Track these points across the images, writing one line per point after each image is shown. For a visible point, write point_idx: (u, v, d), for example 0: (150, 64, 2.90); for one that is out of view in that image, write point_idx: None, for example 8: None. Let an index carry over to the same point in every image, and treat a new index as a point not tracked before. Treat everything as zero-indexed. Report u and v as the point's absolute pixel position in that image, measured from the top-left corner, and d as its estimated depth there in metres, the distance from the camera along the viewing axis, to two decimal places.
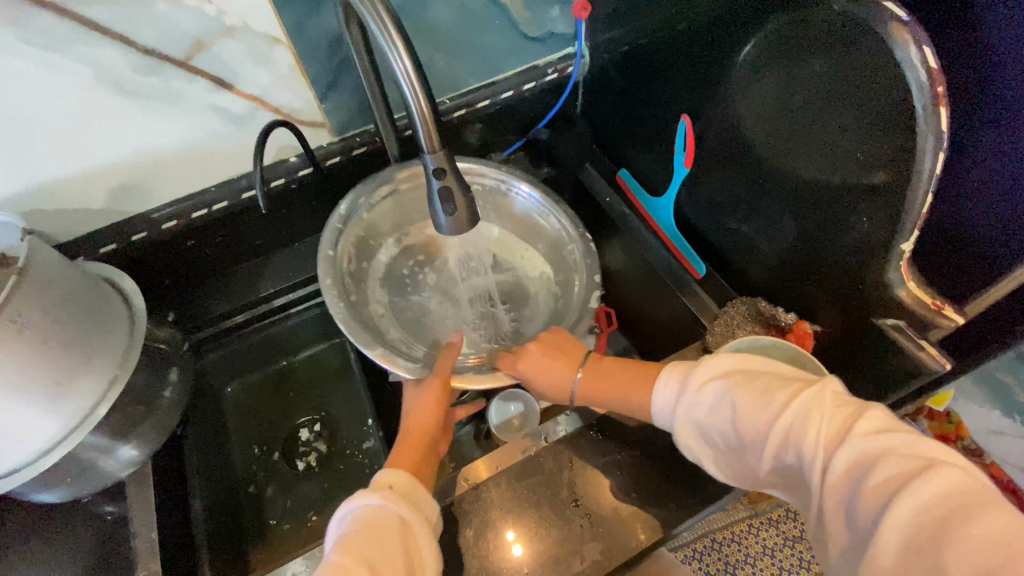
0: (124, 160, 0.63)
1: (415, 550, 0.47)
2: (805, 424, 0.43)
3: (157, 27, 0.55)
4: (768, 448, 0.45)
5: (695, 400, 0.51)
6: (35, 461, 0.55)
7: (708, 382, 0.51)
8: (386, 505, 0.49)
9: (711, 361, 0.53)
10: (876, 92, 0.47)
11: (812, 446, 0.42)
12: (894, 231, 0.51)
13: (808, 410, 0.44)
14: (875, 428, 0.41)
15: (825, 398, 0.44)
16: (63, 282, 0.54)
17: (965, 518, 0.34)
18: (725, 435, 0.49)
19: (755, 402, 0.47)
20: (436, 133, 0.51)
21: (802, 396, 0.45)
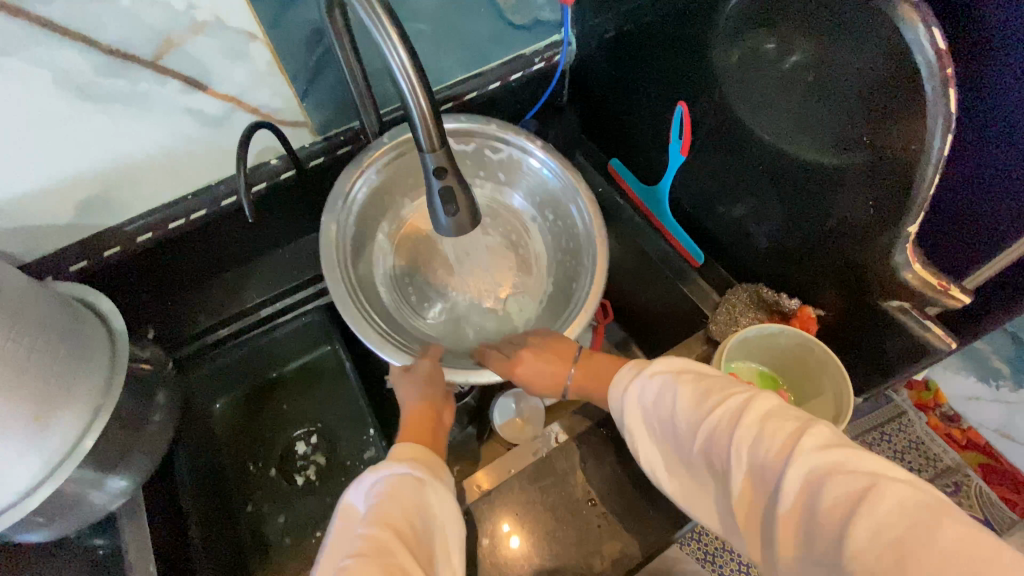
0: (91, 171, 0.59)
1: (432, 510, 0.46)
2: (748, 435, 0.41)
3: (121, 24, 0.51)
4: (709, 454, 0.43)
5: (645, 396, 0.50)
6: (17, 503, 0.51)
7: (656, 377, 0.50)
8: (409, 471, 0.48)
9: (658, 364, 0.51)
10: (883, 73, 0.47)
11: (757, 460, 0.40)
12: (901, 214, 0.51)
13: (751, 421, 0.41)
14: (820, 444, 0.38)
15: (765, 405, 0.42)
16: (34, 309, 0.50)
17: (927, 538, 0.31)
18: (670, 435, 0.47)
19: (697, 405, 0.45)
20: (436, 129, 0.48)
21: (740, 404, 0.43)
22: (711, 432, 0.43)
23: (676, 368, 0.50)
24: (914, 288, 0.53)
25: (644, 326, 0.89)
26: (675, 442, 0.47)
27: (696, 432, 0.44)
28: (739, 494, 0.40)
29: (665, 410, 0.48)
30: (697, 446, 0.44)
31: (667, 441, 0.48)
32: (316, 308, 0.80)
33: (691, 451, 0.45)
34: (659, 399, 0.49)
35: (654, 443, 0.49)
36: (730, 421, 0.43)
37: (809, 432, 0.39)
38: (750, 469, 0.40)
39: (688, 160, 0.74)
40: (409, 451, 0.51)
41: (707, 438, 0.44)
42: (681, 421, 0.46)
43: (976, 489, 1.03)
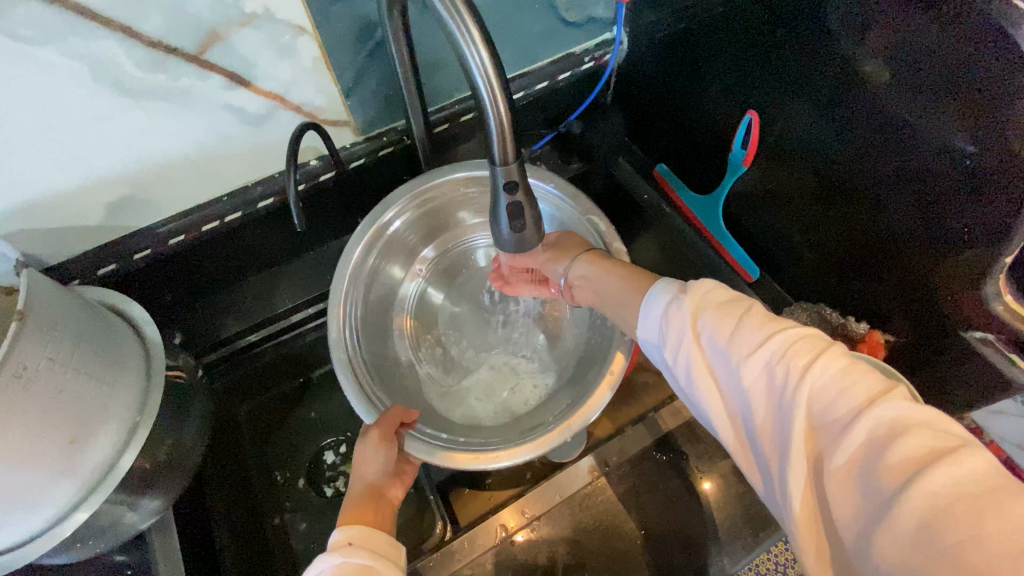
0: (125, 170, 0.55)
1: None
2: (814, 376, 0.36)
3: (165, 16, 0.47)
4: (762, 371, 0.39)
5: (698, 303, 0.45)
6: (48, 530, 0.48)
7: (713, 295, 0.45)
8: (348, 560, 0.44)
9: (702, 290, 0.46)
10: (993, 99, 0.42)
11: (823, 405, 0.35)
12: (997, 244, 0.48)
13: (832, 357, 0.37)
14: (907, 398, 0.34)
15: (840, 352, 0.37)
16: (69, 324, 0.47)
17: (1004, 501, 0.28)
18: (713, 345, 0.42)
19: (750, 334, 0.40)
20: (510, 140, 0.45)
21: (815, 338, 0.39)
22: (766, 365, 0.39)
23: (720, 297, 0.45)
24: (1002, 319, 0.50)
25: None
26: (714, 357, 0.42)
27: (751, 364, 0.39)
28: (793, 427, 0.36)
29: (705, 340, 0.43)
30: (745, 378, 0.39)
31: (704, 365, 0.43)
32: None
33: (732, 385, 0.40)
34: (702, 327, 0.43)
35: (682, 377, 0.44)
36: (794, 359, 0.37)
37: (887, 390, 0.35)
38: (814, 415, 0.35)
39: (750, 170, 0.70)
40: (350, 535, 0.47)
41: (761, 373, 0.39)
42: (730, 348, 0.41)
43: None
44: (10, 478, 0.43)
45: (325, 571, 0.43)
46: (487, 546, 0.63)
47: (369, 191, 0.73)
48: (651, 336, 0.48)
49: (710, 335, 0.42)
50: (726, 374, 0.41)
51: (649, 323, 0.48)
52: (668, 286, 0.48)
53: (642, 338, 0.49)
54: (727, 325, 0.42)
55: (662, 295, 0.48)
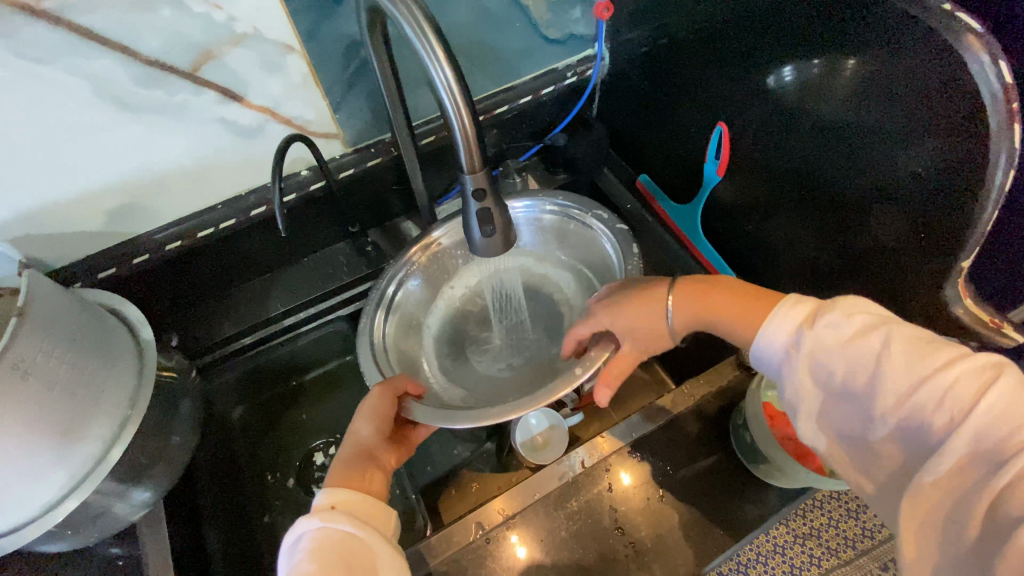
0: (124, 179, 0.58)
1: (367, 557, 0.46)
2: (983, 409, 0.38)
3: (162, 37, 0.50)
4: (912, 412, 0.40)
5: (831, 333, 0.45)
6: (42, 516, 0.52)
7: (851, 320, 0.45)
8: (327, 526, 0.46)
9: (832, 311, 0.46)
10: (940, 107, 0.45)
11: (983, 435, 0.37)
12: (953, 248, 0.49)
13: (993, 396, 0.38)
14: None
15: (1005, 388, 0.38)
16: (65, 321, 0.50)
17: None
18: (851, 382, 0.44)
19: (908, 362, 0.41)
20: (477, 149, 0.47)
21: (974, 372, 0.39)
22: (916, 406, 0.40)
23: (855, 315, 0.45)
24: (966, 325, 0.52)
25: None
26: (852, 393, 0.44)
27: (909, 392, 0.41)
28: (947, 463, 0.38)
29: (833, 377, 0.45)
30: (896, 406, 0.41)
31: (841, 401, 0.45)
32: (338, 317, 0.79)
33: (871, 410, 0.43)
34: (829, 362, 0.45)
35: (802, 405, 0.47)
36: (956, 392, 0.39)
37: None
38: (969, 445, 0.38)
39: (723, 180, 0.73)
40: (335, 498, 0.49)
41: (918, 403, 0.40)
42: (878, 376, 0.42)
43: None
44: (5, 464, 0.46)
45: (305, 534, 0.46)
46: (464, 543, 0.61)
47: (357, 200, 0.76)
48: (773, 354, 0.49)
49: (845, 360, 0.44)
50: (867, 411, 0.43)
51: (771, 352, 0.49)
52: (790, 308, 0.49)
53: (755, 354, 0.51)
54: (872, 352, 0.43)
55: (786, 316, 0.49)
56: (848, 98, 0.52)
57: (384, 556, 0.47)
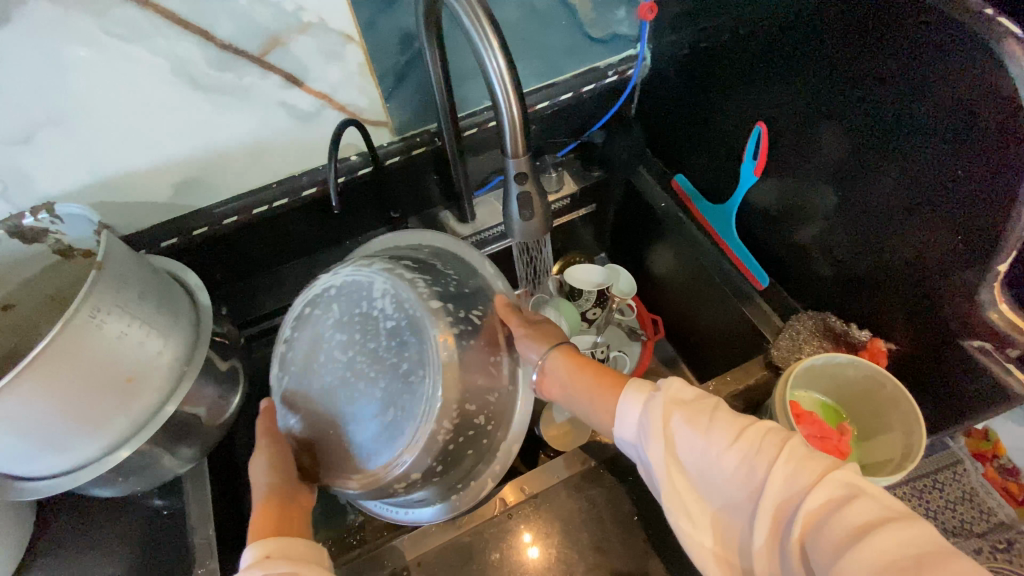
0: (191, 154, 0.63)
1: None
2: (780, 465, 0.43)
3: (236, 22, 0.55)
4: (739, 468, 0.44)
5: (673, 404, 0.49)
6: (102, 459, 0.56)
7: (679, 393, 0.50)
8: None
9: (665, 393, 0.50)
10: (982, 110, 0.46)
11: (782, 489, 0.42)
12: (992, 252, 0.49)
13: (789, 447, 0.43)
14: (847, 476, 0.41)
15: (798, 441, 0.44)
16: (137, 278, 0.55)
17: (934, 560, 0.35)
18: (694, 449, 0.47)
19: (727, 430, 0.46)
20: (522, 135, 0.50)
21: (774, 432, 0.45)
22: (740, 462, 0.44)
23: (684, 394, 0.50)
24: (998, 329, 0.51)
25: (695, 340, 0.91)
26: (696, 459, 0.47)
27: (728, 461, 0.45)
28: (769, 513, 0.42)
29: (680, 443, 0.47)
30: (718, 478, 0.45)
31: (689, 468, 0.47)
32: None
33: (713, 471, 0.46)
34: (674, 430, 0.48)
35: (657, 480, 0.48)
36: (760, 456, 0.44)
37: (834, 465, 0.42)
38: (774, 500, 0.42)
39: (760, 180, 0.73)
40: (266, 551, 0.48)
41: (735, 471, 0.44)
42: (709, 438, 0.46)
43: None
44: (74, 404, 0.50)
45: None
46: (486, 517, 0.63)
47: (400, 187, 0.80)
48: (626, 437, 0.51)
49: (681, 438, 0.47)
50: (710, 476, 0.46)
51: (630, 418, 0.51)
52: (636, 391, 0.52)
53: (618, 437, 0.52)
54: (698, 431, 0.47)
55: (631, 401, 0.51)
56: (885, 107, 0.54)
57: None
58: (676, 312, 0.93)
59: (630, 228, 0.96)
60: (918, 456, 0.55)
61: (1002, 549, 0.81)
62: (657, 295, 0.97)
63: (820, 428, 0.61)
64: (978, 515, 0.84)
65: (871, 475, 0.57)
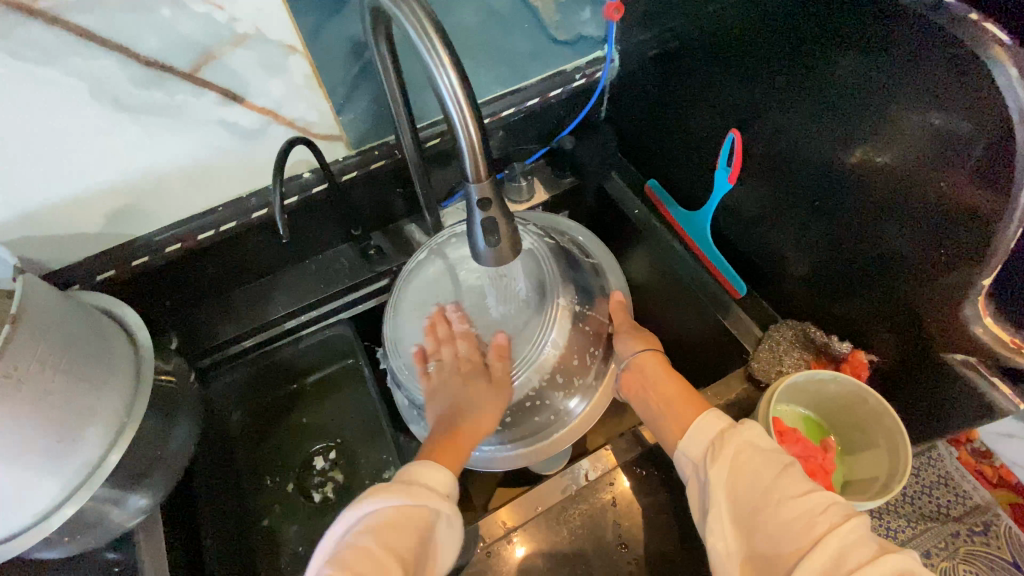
0: (125, 181, 0.58)
1: (435, 547, 0.49)
2: (837, 533, 0.41)
3: (161, 37, 0.49)
4: (791, 522, 0.43)
5: (749, 442, 0.49)
6: (38, 524, 0.51)
7: (759, 435, 0.49)
8: (419, 506, 0.49)
9: (745, 430, 0.50)
10: (965, 121, 0.44)
11: (831, 557, 0.40)
12: (977, 265, 0.47)
13: (851, 523, 0.41)
14: (906, 568, 0.38)
15: (864, 522, 0.42)
16: (60, 325, 0.50)
17: None
18: (751, 490, 0.46)
19: (791, 487, 0.44)
20: (483, 158, 0.46)
21: (842, 504, 0.43)
22: (791, 521, 0.43)
23: (762, 441, 0.49)
24: (984, 344, 0.50)
25: (674, 348, 0.88)
26: (748, 502, 0.45)
27: (784, 513, 0.43)
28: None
29: (736, 485, 0.47)
30: (766, 525, 0.44)
31: (738, 512, 0.46)
32: (340, 322, 0.79)
33: (760, 523, 0.44)
34: (736, 472, 0.47)
35: (707, 510, 0.48)
36: (820, 518, 0.42)
37: (897, 552, 0.39)
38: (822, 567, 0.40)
39: (735, 188, 0.71)
40: (435, 482, 0.52)
41: (787, 525, 0.43)
42: (769, 487, 0.45)
43: (1007, 531, 0.82)
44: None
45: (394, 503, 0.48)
46: (464, 556, 0.60)
47: (361, 203, 0.75)
48: (689, 454, 0.52)
49: (739, 481, 0.47)
50: (757, 521, 0.44)
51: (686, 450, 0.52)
52: (718, 417, 0.52)
53: (680, 451, 0.53)
54: (765, 476, 0.46)
55: (708, 424, 0.52)
56: (864, 115, 0.51)
57: (451, 541, 0.51)
58: (653, 319, 0.91)
59: (605, 234, 0.93)
60: (905, 473, 0.53)
61: (980, 531, 0.81)
62: (632, 300, 0.94)
63: (804, 447, 0.59)
64: (954, 498, 0.83)
65: (854, 496, 0.56)
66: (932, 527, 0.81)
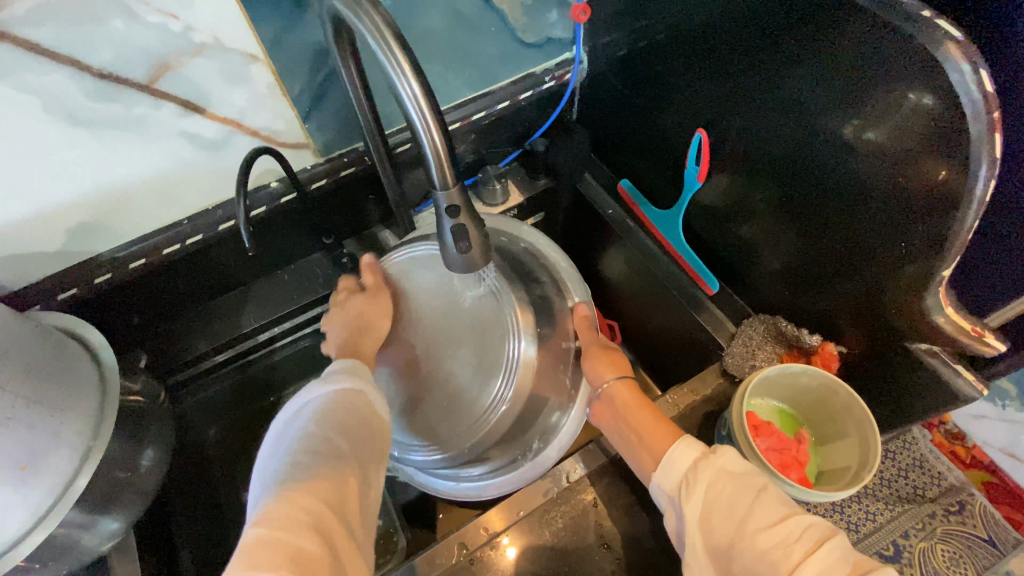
0: (82, 197, 0.56)
1: (375, 419, 0.50)
2: (816, 562, 0.41)
3: (115, 49, 0.48)
4: (768, 551, 0.43)
5: (720, 472, 0.48)
6: (4, 554, 0.50)
7: (729, 463, 0.49)
8: (350, 387, 0.50)
9: (719, 457, 0.49)
10: (923, 116, 0.45)
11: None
12: (937, 256, 0.49)
13: (825, 549, 0.42)
14: None
15: (836, 545, 0.42)
16: (18, 348, 0.48)
17: None
18: (726, 519, 0.46)
19: (765, 515, 0.45)
20: (450, 166, 0.46)
21: (817, 529, 0.43)
22: (767, 550, 0.43)
23: (735, 468, 0.48)
24: (946, 333, 0.51)
25: (651, 345, 0.89)
26: (723, 533, 0.45)
27: (762, 542, 0.43)
28: None
29: (710, 516, 0.47)
30: (744, 555, 0.44)
31: (713, 542, 0.46)
32: (316, 331, 0.78)
33: (736, 552, 0.44)
34: (709, 503, 0.47)
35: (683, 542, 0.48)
36: (796, 547, 0.42)
37: (871, 574, 0.40)
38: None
39: (705, 185, 0.72)
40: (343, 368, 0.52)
41: (764, 554, 0.43)
42: (744, 517, 0.45)
43: (981, 508, 0.84)
44: None
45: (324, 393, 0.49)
46: (449, 564, 0.60)
47: (332, 212, 0.74)
48: (662, 487, 0.51)
49: (715, 512, 0.47)
50: (733, 551, 0.44)
51: (660, 493, 0.51)
52: (689, 446, 0.51)
53: (655, 483, 0.52)
54: (741, 502, 0.46)
55: (679, 455, 0.51)
56: (823, 112, 0.52)
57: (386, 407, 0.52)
58: (630, 317, 0.92)
59: (580, 234, 0.94)
60: (874, 462, 0.55)
61: (955, 511, 0.83)
62: (609, 299, 0.95)
63: (779, 440, 0.60)
64: (929, 480, 0.85)
65: (827, 486, 0.57)
66: (910, 508, 0.82)
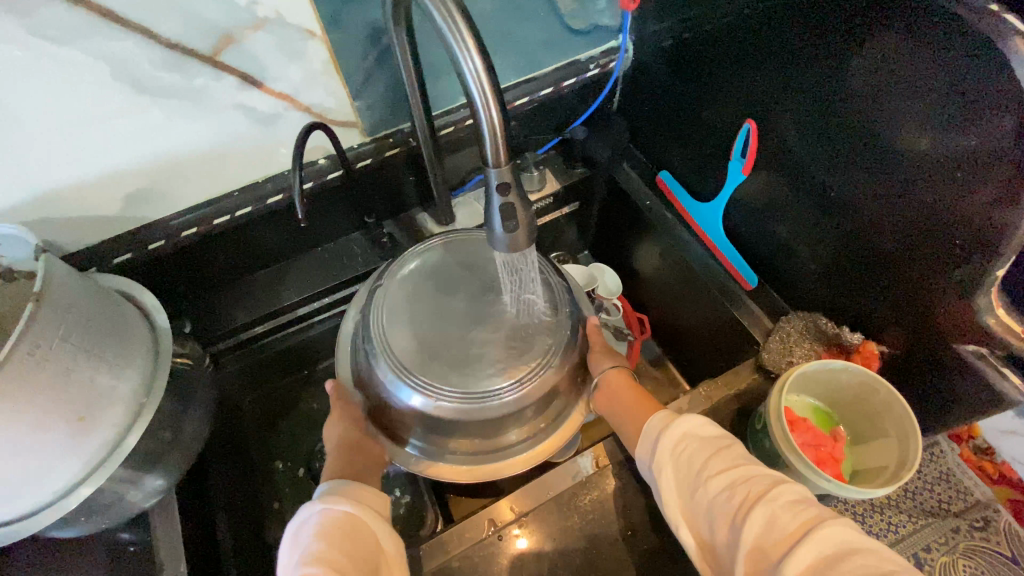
0: (141, 164, 0.58)
1: (364, 532, 0.52)
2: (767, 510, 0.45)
3: (183, 19, 0.49)
4: (725, 497, 0.48)
5: (687, 434, 0.53)
6: (58, 501, 0.52)
7: (695, 426, 0.54)
8: (327, 510, 0.53)
9: (687, 423, 0.54)
10: (988, 111, 0.43)
11: (760, 530, 0.44)
12: (990, 255, 0.48)
13: (778, 498, 0.45)
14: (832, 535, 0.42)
15: (790, 492, 0.46)
16: (80, 304, 0.50)
17: None
18: (695, 474, 0.51)
19: (728, 469, 0.49)
20: (504, 145, 0.46)
21: (775, 482, 0.47)
22: (727, 497, 0.48)
23: (701, 431, 0.53)
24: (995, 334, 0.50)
25: (681, 339, 0.89)
26: (692, 483, 0.51)
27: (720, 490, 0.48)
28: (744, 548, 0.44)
29: (681, 470, 0.52)
30: (709, 501, 0.49)
31: (685, 492, 0.51)
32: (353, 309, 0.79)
33: (706, 501, 0.49)
34: (680, 459, 0.52)
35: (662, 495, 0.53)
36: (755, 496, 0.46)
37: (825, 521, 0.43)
38: (753, 544, 0.44)
39: (748, 179, 0.71)
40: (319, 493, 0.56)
41: (725, 500, 0.48)
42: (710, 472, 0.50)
43: (1007, 526, 0.82)
44: (20, 445, 0.46)
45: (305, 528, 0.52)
46: (476, 538, 0.61)
47: (374, 192, 0.75)
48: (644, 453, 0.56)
49: (686, 467, 0.52)
50: (700, 497, 0.50)
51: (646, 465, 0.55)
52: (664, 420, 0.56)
53: (639, 453, 0.56)
54: (706, 459, 0.51)
55: (656, 426, 0.56)
56: (876, 106, 0.52)
57: (372, 515, 0.54)
58: (660, 311, 0.92)
59: (614, 226, 0.94)
60: (913, 463, 0.54)
61: (980, 526, 0.81)
62: (640, 292, 0.95)
63: (814, 436, 0.60)
64: (955, 494, 0.84)
65: (861, 484, 0.57)
66: (933, 522, 0.81)
